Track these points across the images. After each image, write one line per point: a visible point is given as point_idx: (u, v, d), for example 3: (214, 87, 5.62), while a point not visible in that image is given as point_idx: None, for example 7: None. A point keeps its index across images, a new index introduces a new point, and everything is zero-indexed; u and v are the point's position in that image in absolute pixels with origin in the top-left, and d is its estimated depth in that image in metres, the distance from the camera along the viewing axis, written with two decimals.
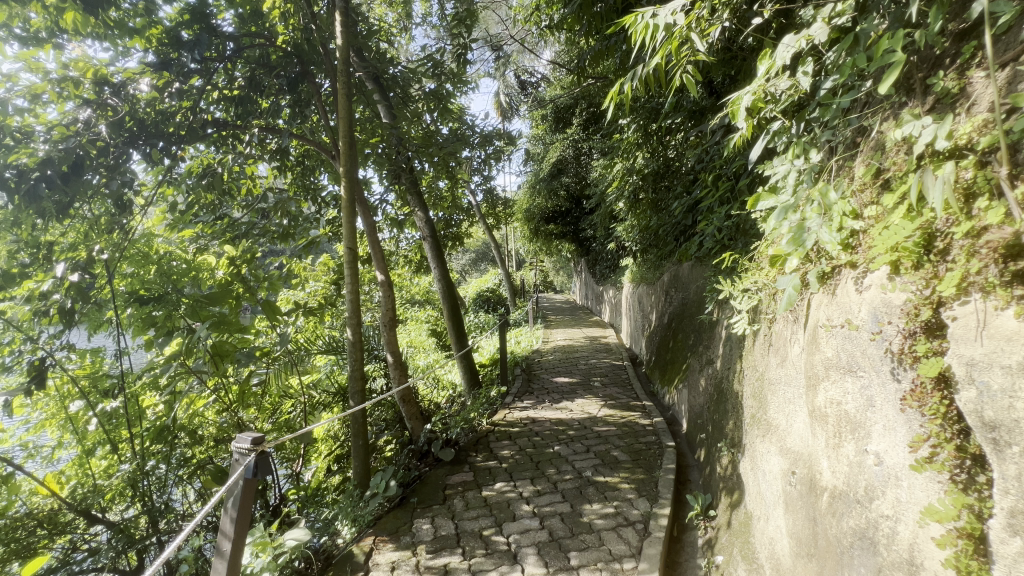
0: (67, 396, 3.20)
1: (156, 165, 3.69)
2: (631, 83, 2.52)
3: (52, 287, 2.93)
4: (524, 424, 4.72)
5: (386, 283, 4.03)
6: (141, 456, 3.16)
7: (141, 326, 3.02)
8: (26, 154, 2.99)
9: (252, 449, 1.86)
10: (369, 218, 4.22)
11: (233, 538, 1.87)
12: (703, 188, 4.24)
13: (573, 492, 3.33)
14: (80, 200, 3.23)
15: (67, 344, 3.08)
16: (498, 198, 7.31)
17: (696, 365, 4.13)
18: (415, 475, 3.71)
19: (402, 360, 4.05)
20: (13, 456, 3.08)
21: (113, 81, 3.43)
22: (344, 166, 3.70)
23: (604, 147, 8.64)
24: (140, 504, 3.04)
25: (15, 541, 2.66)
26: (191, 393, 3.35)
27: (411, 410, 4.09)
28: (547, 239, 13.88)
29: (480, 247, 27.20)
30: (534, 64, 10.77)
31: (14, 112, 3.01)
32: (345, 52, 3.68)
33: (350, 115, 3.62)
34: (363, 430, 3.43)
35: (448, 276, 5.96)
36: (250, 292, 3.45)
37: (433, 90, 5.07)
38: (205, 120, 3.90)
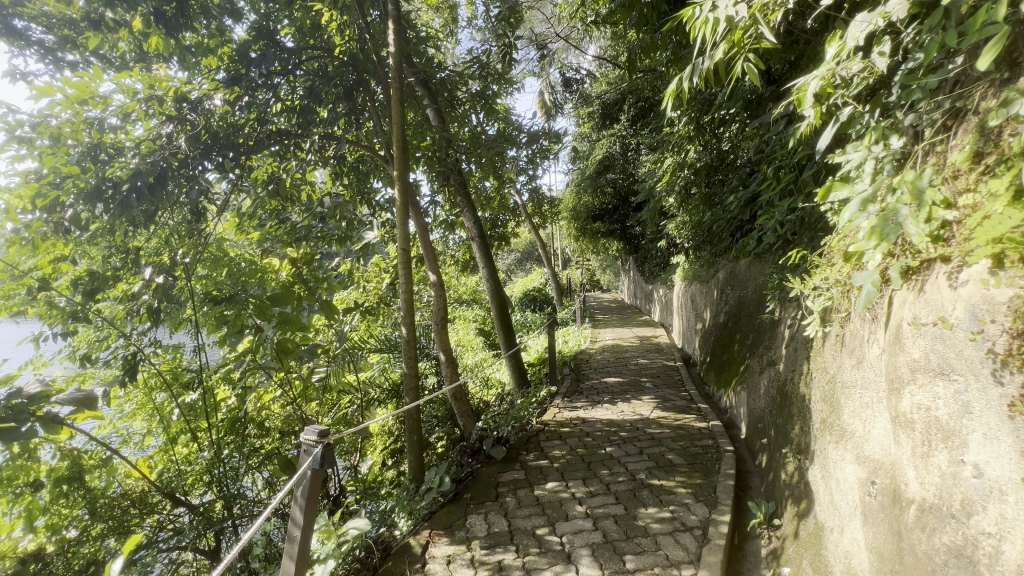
0: (153, 389, 3.50)
1: (227, 174, 3.95)
2: (689, 79, 2.45)
3: (142, 288, 3.17)
4: (574, 424, 4.69)
5: (438, 283, 4.13)
6: (217, 446, 3.40)
7: (215, 324, 3.25)
8: (119, 167, 3.28)
9: (318, 441, 1.96)
10: (421, 220, 4.33)
11: (303, 525, 1.98)
12: (762, 180, 4.04)
13: (626, 494, 3.27)
14: (163, 208, 3.51)
15: (154, 341, 3.37)
16: (545, 197, 7.31)
17: (756, 366, 3.94)
18: (468, 471, 3.77)
19: (454, 358, 4.13)
20: (109, 442, 3.41)
21: (191, 98, 3.72)
22: (396, 169, 3.82)
23: (654, 142, 8.43)
24: (216, 489, 3.28)
25: (113, 518, 2.97)
26: (260, 388, 3.58)
27: (462, 407, 4.17)
28: (594, 237, 13.72)
29: (526, 248, 27.36)
30: (579, 60, 10.73)
31: (109, 130, 3.33)
32: (398, 59, 3.75)
33: (403, 119, 3.73)
34: (417, 426, 3.53)
35: (495, 275, 6.02)
36: (310, 292, 3.64)
37: (479, 91, 5.20)
38: (271, 131, 4.15)
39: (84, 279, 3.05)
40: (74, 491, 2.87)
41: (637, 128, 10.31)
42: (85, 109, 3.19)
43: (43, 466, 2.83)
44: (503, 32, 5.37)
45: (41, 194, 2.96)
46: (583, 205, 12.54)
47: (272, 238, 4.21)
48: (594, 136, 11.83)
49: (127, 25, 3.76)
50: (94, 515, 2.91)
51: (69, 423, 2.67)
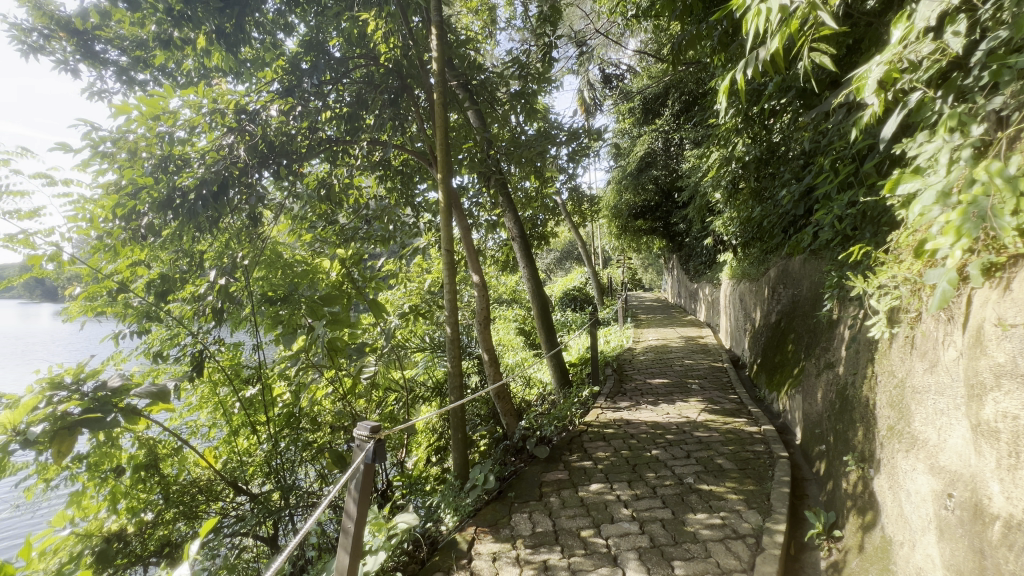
0: (217, 383, 3.65)
1: (282, 182, 4.16)
2: (743, 73, 2.40)
3: (207, 289, 3.40)
4: (618, 426, 4.62)
5: (481, 284, 4.18)
6: (274, 439, 3.57)
7: (271, 324, 3.42)
8: (187, 177, 3.55)
9: (370, 436, 2.04)
10: (464, 221, 4.39)
11: (356, 517, 2.06)
12: (818, 173, 3.84)
13: (674, 499, 3.20)
14: (225, 215, 3.73)
15: (218, 338, 3.56)
16: (585, 196, 7.24)
17: (812, 369, 3.74)
18: (512, 470, 3.79)
19: (497, 358, 4.17)
20: (180, 434, 3.55)
21: (249, 110, 3.94)
22: (440, 172, 3.89)
23: (699, 135, 8.17)
24: (274, 480, 3.46)
25: (183, 504, 3.19)
26: (313, 385, 3.73)
27: (506, 406, 4.21)
28: (636, 235, 13.44)
29: (565, 247, 27.26)
30: (619, 55, 10.55)
31: (178, 143, 3.59)
32: (441, 64, 3.83)
33: (446, 123, 3.79)
34: (462, 424, 3.58)
35: (536, 275, 6.01)
36: (358, 292, 3.80)
37: (519, 90, 5.18)
38: (322, 138, 4.33)
39: (156, 282, 3.28)
40: (150, 478, 3.11)
41: (681, 122, 10.03)
42: (158, 125, 3.46)
43: (124, 453, 3.07)
44: (542, 31, 5.37)
45: (121, 205, 3.29)
46: (624, 203, 12.31)
47: (322, 240, 4.38)
48: (635, 132, 11.60)
49: (192, 45, 4.06)
50: (167, 500, 3.14)
51: (146, 414, 2.89)
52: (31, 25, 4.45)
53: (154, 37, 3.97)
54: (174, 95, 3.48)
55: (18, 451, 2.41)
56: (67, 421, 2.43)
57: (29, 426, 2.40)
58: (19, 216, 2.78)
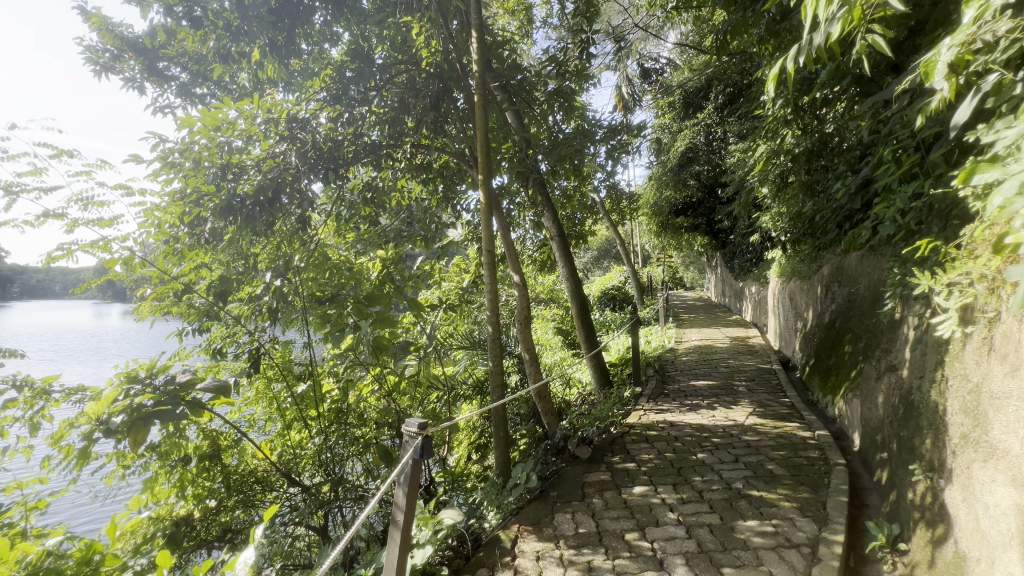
0: (270, 379, 3.78)
1: (330, 186, 4.32)
2: (796, 60, 2.26)
3: (263, 291, 3.58)
4: (661, 428, 4.53)
5: (521, 283, 4.20)
6: (324, 434, 3.69)
7: (320, 323, 3.57)
8: (246, 184, 3.77)
9: (419, 432, 2.10)
10: (504, 222, 4.42)
11: (405, 510, 2.12)
12: (878, 164, 3.63)
13: (722, 504, 3.11)
14: (278, 219, 3.92)
15: (273, 336, 3.71)
16: (623, 193, 7.12)
17: (872, 372, 3.54)
18: (553, 470, 3.79)
19: (537, 357, 4.18)
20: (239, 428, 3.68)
21: (300, 118, 4.14)
22: (481, 173, 3.94)
23: (744, 128, 7.88)
24: (323, 472, 3.63)
25: (242, 493, 3.41)
26: (360, 382, 3.85)
27: (546, 406, 4.22)
28: (677, 233, 13.09)
29: (602, 245, 26.91)
30: (658, 49, 10.32)
31: (235, 152, 3.79)
32: (481, 66, 3.88)
33: (485, 125, 3.83)
34: (503, 423, 3.62)
35: (575, 274, 5.97)
36: (399, 292, 3.89)
37: (557, 89, 5.17)
38: (367, 143, 4.47)
39: (216, 283, 3.48)
40: (213, 467, 3.30)
41: (724, 115, 9.72)
42: (218, 136, 3.69)
43: (190, 444, 3.28)
44: (579, 28, 5.34)
45: (188, 212, 3.55)
46: (664, 200, 12.02)
47: (366, 242, 4.50)
48: (675, 127, 11.33)
49: (248, 59, 4.29)
50: (228, 488, 3.35)
51: (210, 407, 3.09)
52: (103, 47, 4.85)
53: (213, 53, 4.25)
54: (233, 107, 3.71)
55: (101, 438, 2.63)
56: (142, 412, 2.63)
57: (111, 417, 2.62)
58: (100, 224, 3.02)
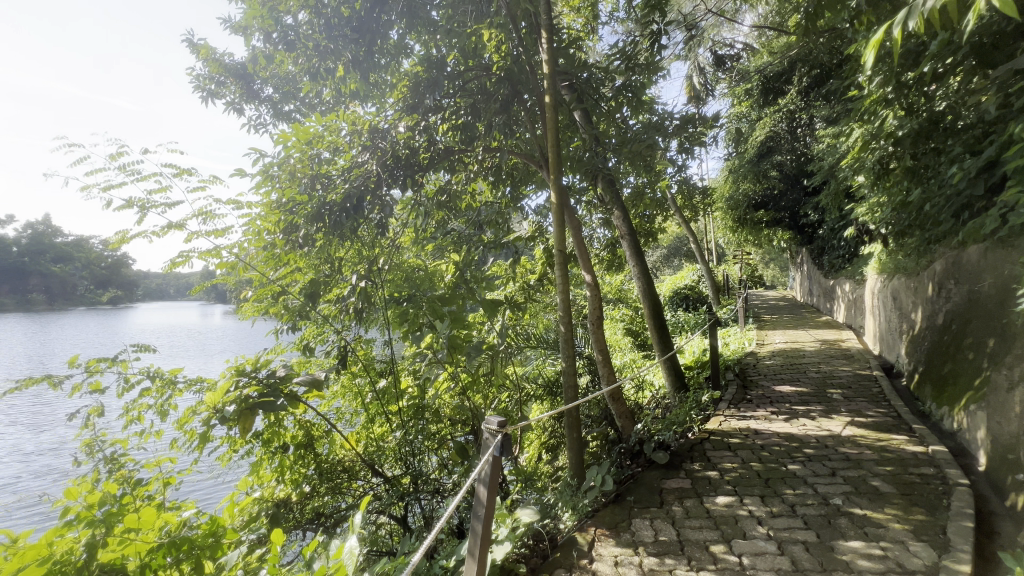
0: (355, 376, 3.89)
1: (406, 192, 4.51)
2: (904, 25, 1.86)
3: (349, 292, 3.74)
4: (745, 436, 4.27)
5: (593, 284, 4.14)
6: (404, 428, 3.83)
7: (398, 321, 3.70)
8: (335, 193, 4.08)
9: (499, 430, 2.15)
10: (575, 222, 4.38)
11: (486, 505, 2.17)
12: (1006, 143, 3.18)
13: (819, 521, 2.86)
14: (362, 225, 4.15)
15: (357, 335, 3.87)
16: (697, 188, 6.79)
17: (1003, 382, 3.10)
18: (628, 474, 3.70)
19: (611, 358, 4.10)
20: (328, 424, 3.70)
21: (381, 129, 4.39)
22: (552, 173, 3.92)
23: (835, 112, 7.21)
24: (402, 465, 3.79)
25: (331, 480, 3.64)
26: (436, 379, 3.97)
27: (620, 408, 4.08)
28: (756, 228, 12.25)
29: (672, 243, 25.89)
30: (733, 34, 9.74)
31: (323, 164, 4.11)
32: (552, 62, 3.85)
33: (556, 125, 3.81)
34: (577, 424, 3.58)
35: (647, 273, 5.78)
36: (473, 294, 3.98)
37: (626, 84, 5.01)
38: (442, 149, 4.62)
39: (308, 286, 3.71)
40: (306, 455, 3.56)
41: (811, 99, 8.97)
42: (309, 148, 4.03)
43: (287, 433, 3.54)
44: (649, 20, 5.19)
45: (283, 220, 3.87)
46: (742, 194, 11.31)
47: (442, 248, 4.61)
48: (754, 115, 10.62)
49: (332, 76, 4.62)
50: (320, 475, 3.59)
51: (304, 399, 3.34)
52: (210, 75, 6.01)
53: (304, 72, 4.64)
54: (324, 121, 4.02)
55: (217, 424, 2.96)
56: (250, 403, 2.91)
57: (224, 406, 2.92)
58: (213, 233, 3.38)
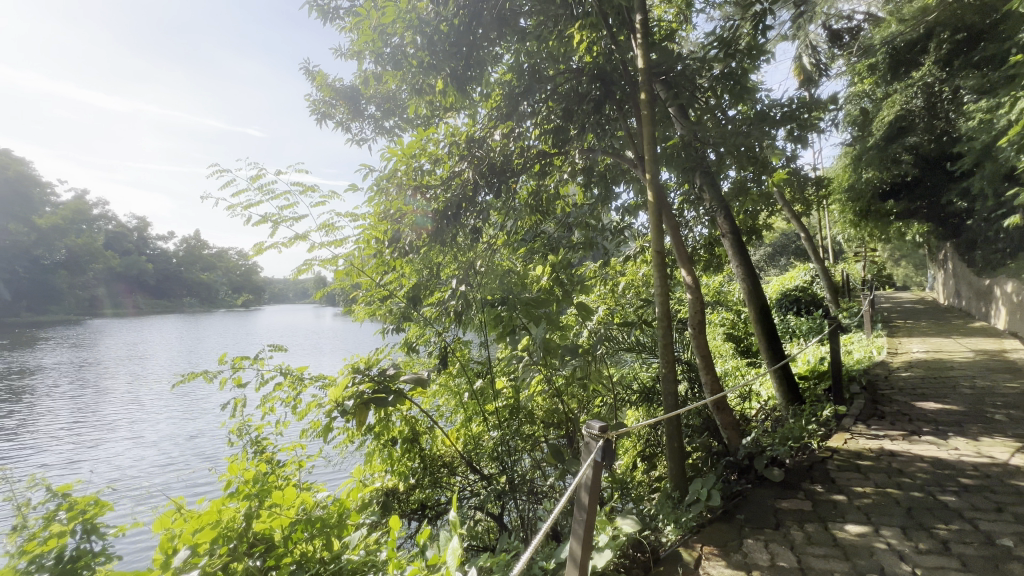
0: (454, 378, 4.03)
1: (499, 198, 4.63)
2: None
3: (450, 296, 3.85)
4: (878, 457, 3.77)
5: (692, 285, 3.92)
6: (500, 428, 3.93)
7: (493, 323, 3.71)
8: (437, 202, 4.35)
9: (600, 435, 2.13)
10: (673, 221, 4.18)
11: (588, 510, 2.13)
12: None
13: (982, 563, 2.44)
14: (460, 233, 4.34)
15: (457, 337, 4.01)
16: (809, 178, 6.16)
17: None
18: (737, 490, 3.44)
19: (714, 365, 3.84)
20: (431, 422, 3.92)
21: (476, 138, 4.63)
22: (648, 173, 3.78)
23: (990, 80, 6.12)
24: (498, 464, 3.88)
25: (433, 475, 3.84)
26: (532, 383, 3.99)
27: (726, 419, 3.76)
28: (884, 221, 10.75)
29: (778, 241, 23.70)
30: (852, 4, 8.70)
31: (424, 174, 4.44)
32: (647, 56, 3.73)
33: (652, 122, 3.66)
34: (679, 433, 3.39)
35: (753, 274, 5.34)
36: (567, 296, 3.98)
37: (726, 72, 4.63)
38: (534, 154, 4.69)
39: (411, 290, 3.93)
40: (412, 451, 3.81)
41: (956, 68, 7.70)
42: (413, 160, 4.34)
43: (396, 428, 3.77)
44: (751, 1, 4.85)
45: (389, 229, 4.08)
46: (865, 182, 10.04)
47: (533, 252, 4.56)
48: (879, 92, 9.39)
49: (431, 93, 4.93)
50: (424, 469, 3.81)
51: (410, 397, 3.56)
52: (324, 99, 6.83)
53: (409, 89, 5.01)
54: (427, 135, 4.32)
55: (337, 417, 3.25)
56: (366, 398, 3.17)
57: (345, 400, 3.20)
58: (333, 243, 3.75)
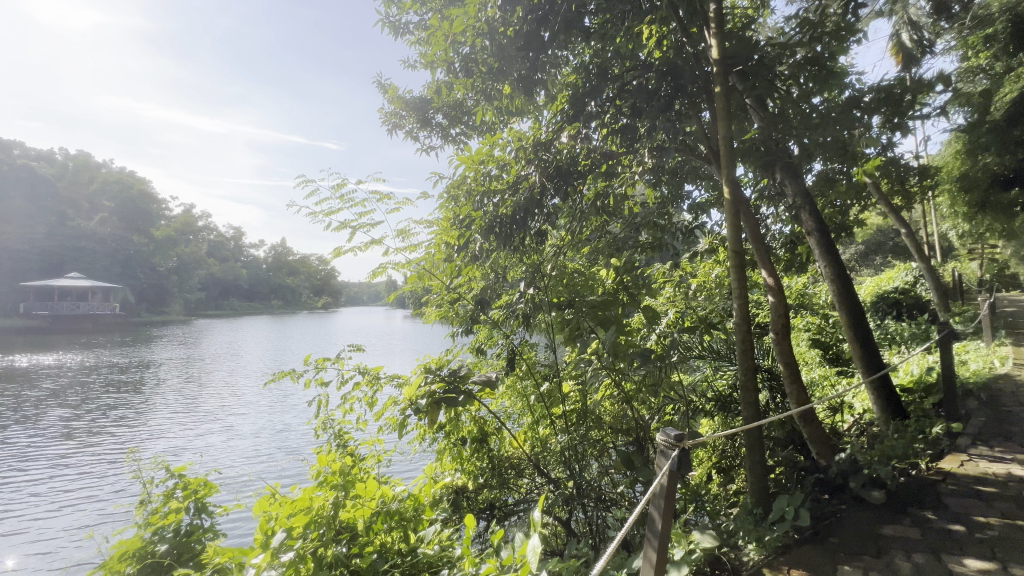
0: (520, 380, 4.05)
1: (565, 200, 4.59)
2: None
3: (518, 299, 3.82)
4: (1005, 485, 3.29)
5: (774, 287, 3.66)
6: (568, 432, 3.81)
7: (560, 327, 3.68)
8: (505, 205, 4.41)
9: (675, 444, 2.05)
10: (752, 219, 3.91)
11: (663, 522, 2.03)
12: None
13: None
14: (527, 236, 4.35)
15: (524, 339, 4.01)
16: (911, 168, 5.54)
17: None
18: (829, 511, 3.15)
19: (800, 374, 3.56)
20: (498, 425, 3.98)
21: (544, 142, 4.66)
22: (723, 169, 3.57)
23: None
24: (565, 468, 3.76)
25: (500, 478, 3.86)
26: (600, 388, 3.89)
27: (815, 433, 3.46)
28: (1007, 213, 9.37)
29: (872, 238, 21.46)
30: None
31: (491, 179, 4.53)
32: (722, 44, 3.54)
33: (728, 116, 3.45)
34: (761, 446, 3.16)
35: (843, 274, 4.81)
36: (634, 300, 3.84)
37: (809, 57, 4.13)
38: (601, 155, 4.63)
39: (479, 293, 3.99)
40: (481, 450, 3.87)
41: None
42: (481, 166, 4.44)
43: (465, 427, 3.87)
44: None
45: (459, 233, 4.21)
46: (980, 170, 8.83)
47: (596, 252, 4.39)
48: (998, 67, 8.23)
49: (498, 99, 5.04)
50: (491, 470, 3.85)
51: (479, 397, 3.63)
52: (395, 111, 7.19)
53: (478, 96, 5.15)
54: (494, 141, 4.40)
55: (411, 415, 3.38)
56: (437, 398, 3.27)
57: (418, 399, 3.33)
58: (407, 249, 3.92)
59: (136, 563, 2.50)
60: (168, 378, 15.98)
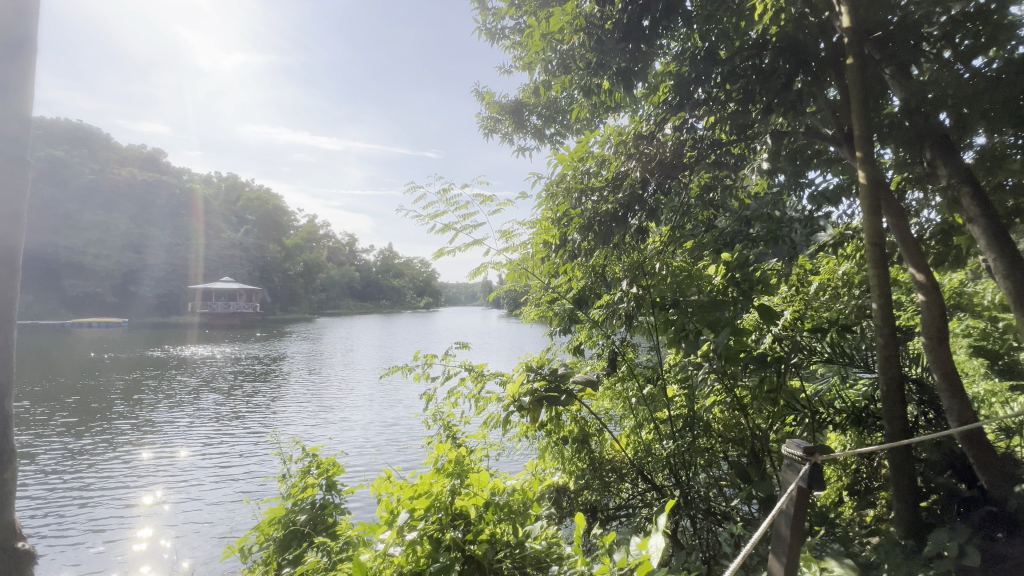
0: (621, 381, 3.94)
1: (668, 195, 4.39)
2: None
3: (621, 297, 3.70)
4: None
5: (924, 284, 3.15)
6: (675, 438, 3.61)
7: (664, 329, 3.51)
8: (604, 203, 4.33)
9: (805, 458, 1.86)
10: (894, 207, 3.40)
11: (790, 541, 1.85)
12: None
13: None
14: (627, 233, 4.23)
15: (626, 339, 3.89)
16: None
17: None
18: (1005, 552, 2.65)
19: (961, 386, 3.02)
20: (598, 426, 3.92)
21: (645, 135, 4.51)
22: (856, 150, 3.15)
23: None
24: (671, 476, 3.58)
25: (601, 481, 3.78)
26: (709, 392, 3.63)
27: (984, 458, 2.92)
28: None
29: None
30: None
31: (590, 176, 4.47)
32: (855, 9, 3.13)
33: (862, 90, 3.04)
34: (910, 469, 2.74)
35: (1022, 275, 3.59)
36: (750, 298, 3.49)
37: (971, 11, 3.46)
38: (708, 144, 4.35)
39: (578, 292, 3.95)
40: (582, 451, 3.82)
41: None
42: (579, 164, 4.40)
43: (565, 427, 3.87)
44: None
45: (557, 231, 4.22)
46: None
47: (701, 247, 4.03)
48: None
49: (595, 95, 4.97)
50: (592, 471, 3.80)
51: (579, 397, 3.60)
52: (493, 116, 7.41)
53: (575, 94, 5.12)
54: (593, 138, 4.34)
55: (513, 411, 3.45)
56: (539, 396, 3.31)
57: (521, 396, 3.38)
58: (508, 249, 4.00)
59: (281, 528, 2.95)
60: (297, 370, 18.14)
